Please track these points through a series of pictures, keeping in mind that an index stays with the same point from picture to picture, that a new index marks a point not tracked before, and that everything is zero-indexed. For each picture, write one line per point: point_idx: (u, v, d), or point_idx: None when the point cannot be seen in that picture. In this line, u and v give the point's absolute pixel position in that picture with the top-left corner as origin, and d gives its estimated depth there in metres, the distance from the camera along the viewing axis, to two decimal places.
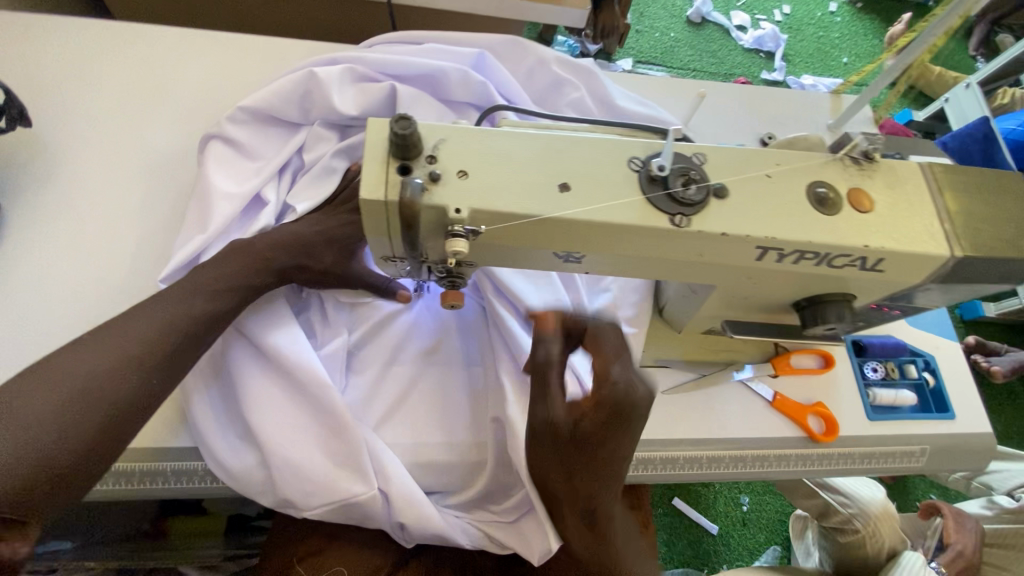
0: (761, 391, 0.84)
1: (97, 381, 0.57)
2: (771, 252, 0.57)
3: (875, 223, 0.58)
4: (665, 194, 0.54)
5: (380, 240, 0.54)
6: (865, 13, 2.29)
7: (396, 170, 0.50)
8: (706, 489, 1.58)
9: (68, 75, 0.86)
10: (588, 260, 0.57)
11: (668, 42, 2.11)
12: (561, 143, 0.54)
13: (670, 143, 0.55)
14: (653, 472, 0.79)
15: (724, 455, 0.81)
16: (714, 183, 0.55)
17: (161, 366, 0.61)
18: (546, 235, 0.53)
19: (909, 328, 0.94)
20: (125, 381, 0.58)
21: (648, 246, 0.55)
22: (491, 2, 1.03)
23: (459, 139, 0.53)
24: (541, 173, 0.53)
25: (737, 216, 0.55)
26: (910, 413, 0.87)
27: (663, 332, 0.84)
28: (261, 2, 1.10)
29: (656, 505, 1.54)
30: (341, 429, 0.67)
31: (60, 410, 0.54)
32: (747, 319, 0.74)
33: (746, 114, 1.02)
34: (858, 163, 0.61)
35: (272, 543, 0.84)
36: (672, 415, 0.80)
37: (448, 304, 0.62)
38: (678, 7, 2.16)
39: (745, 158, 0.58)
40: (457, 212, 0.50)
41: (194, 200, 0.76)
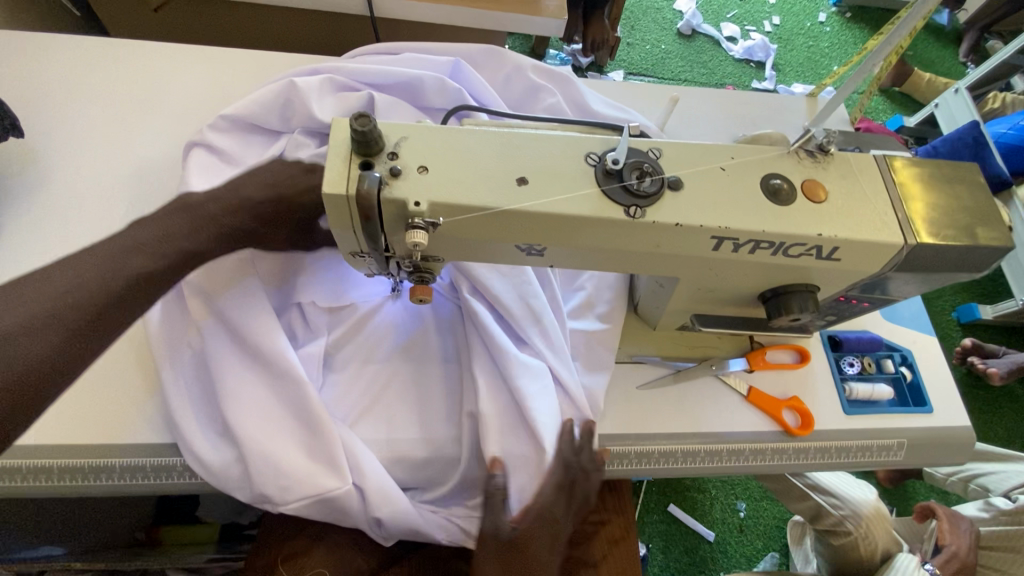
0: (736, 385, 0.84)
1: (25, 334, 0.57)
2: (727, 242, 0.58)
3: (829, 212, 0.59)
4: (620, 186, 0.55)
5: (346, 234, 0.56)
6: (854, 23, 2.35)
7: (358, 166, 0.53)
8: (702, 495, 1.57)
9: (63, 90, 0.90)
10: (550, 252, 0.59)
11: (659, 53, 2.15)
12: (519, 139, 0.56)
13: (626, 138, 0.57)
14: (629, 467, 0.79)
15: (699, 449, 0.81)
16: (669, 176, 0.57)
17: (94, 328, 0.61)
18: (506, 228, 0.55)
19: (888, 324, 0.95)
20: (54, 338, 0.58)
21: (606, 238, 0.57)
22: (473, 14, 1.06)
23: (421, 137, 0.55)
24: (498, 167, 0.55)
25: (692, 207, 0.57)
26: (888, 407, 0.88)
27: (638, 328, 0.86)
28: (253, 20, 1.14)
29: (652, 512, 1.53)
30: (317, 424, 0.69)
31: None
32: (716, 312, 0.76)
33: (722, 117, 1.04)
34: (813, 156, 0.63)
35: (255, 544, 0.85)
36: (648, 410, 0.81)
37: (416, 298, 0.63)
38: (668, 20, 2.22)
39: (700, 152, 0.60)
40: (416, 205, 0.53)
41: None
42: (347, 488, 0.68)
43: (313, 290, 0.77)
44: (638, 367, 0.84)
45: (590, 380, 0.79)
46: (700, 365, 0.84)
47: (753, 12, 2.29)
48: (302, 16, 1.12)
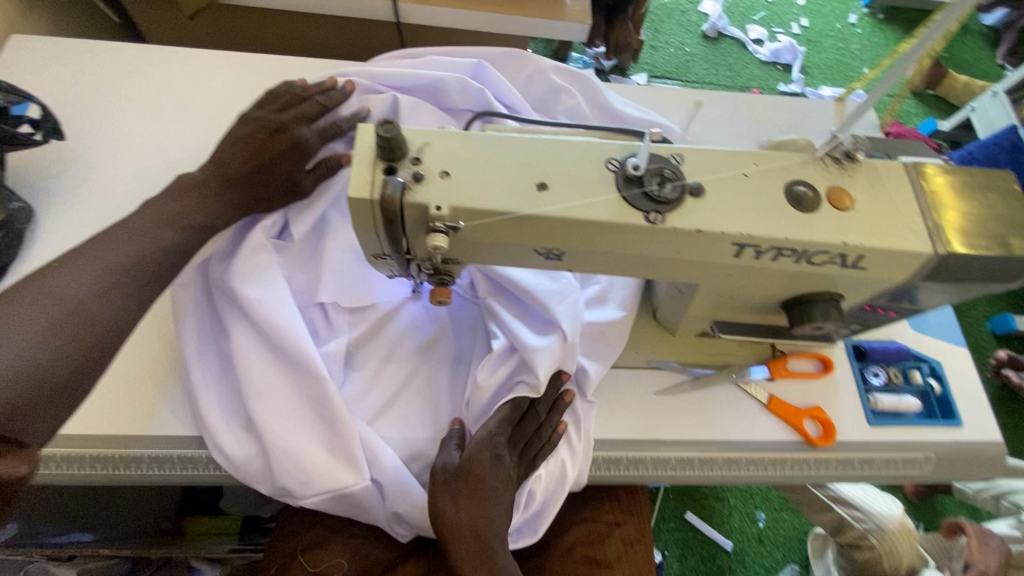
0: (756, 393, 0.83)
1: (83, 303, 0.58)
2: (748, 249, 0.58)
3: (854, 220, 0.58)
4: (641, 192, 0.55)
5: (369, 237, 0.58)
6: (886, 25, 2.30)
7: (382, 171, 0.54)
8: (720, 504, 1.54)
9: (103, 94, 0.94)
10: (569, 257, 0.59)
11: (683, 56, 2.13)
12: (539, 145, 0.57)
13: (647, 144, 0.57)
14: (645, 472, 0.79)
15: (717, 457, 0.80)
16: (691, 182, 0.57)
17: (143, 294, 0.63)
18: (524, 232, 0.56)
19: (916, 334, 0.92)
20: (110, 302, 0.60)
21: (625, 244, 0.57)
22: (496, 20, 1.07)
23: (443, 143, 0.56)
24: (519, 173, 0.55)
25: (713, 213, 0.56)
26: (914, 419, 0.86)
27: (657, 334, 0.85)
28: (283, 26, 1.17)
29: (669, 519, 1.52)
30: (338, 422, 0.70)
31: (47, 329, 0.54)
32: (737, 319, 0.75)
33: (746, 122, 1.03)
34: (839, 163, 0.62)
35: (274, 537, 0.86)
36: (665, 416, 0.81)
37: (436, 300, 0.64)
38: (693, 23, 2.20)
39: (723, 159, 0.60)
40: (437, 210, 0.53)
41: None
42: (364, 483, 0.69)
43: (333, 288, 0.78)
44: (656, 373, 0.84)
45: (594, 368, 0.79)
46: (719, 372, 0.83)
47: (781, 14, 2.25)
48: (330, 22, 1.14)
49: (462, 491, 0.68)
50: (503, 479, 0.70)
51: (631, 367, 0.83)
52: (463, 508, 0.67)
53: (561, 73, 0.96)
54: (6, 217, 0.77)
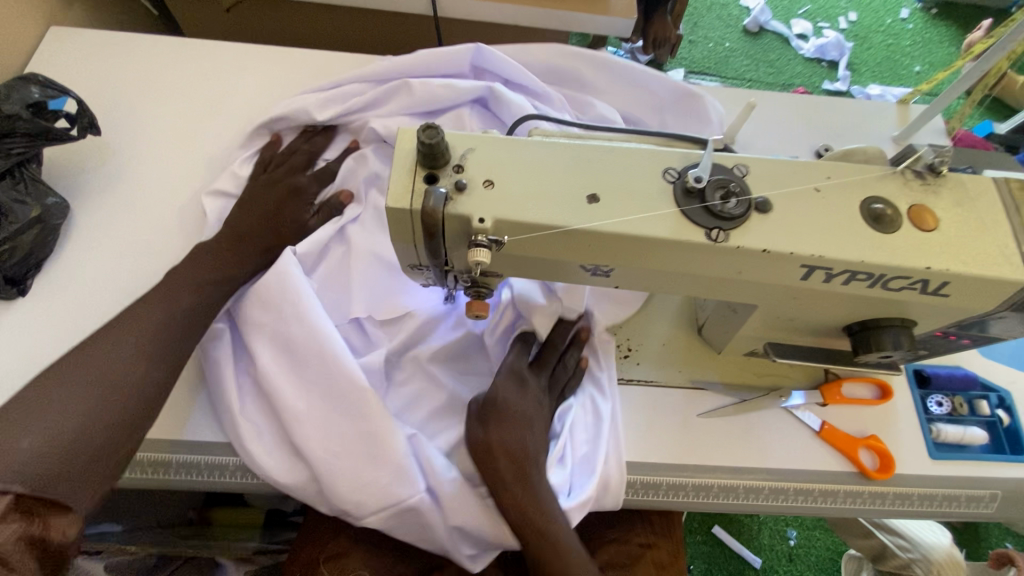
0: (807, 420, 0.78)
1: (116, 377, 0.65)
2: (818, 271, 0.53)
3: (939, 242, 0.53)
4: (702, 207, 0.51)
5: (406, 247, 0.54)
6: (941, 19, 2.16)
7: (423, 178, 0.50)
8: (749, 519, 1.48)
9: (138, 88, 0.93)
10: (618, 273, 0.55)
11: (723, 52, 2.04)
12: (590, 153, 0.53)
13: (709, 154, 0.52)
14: (685, 499, 0.74)
15: (762, 486, 0.75)
16: (757, 197, 0.52)
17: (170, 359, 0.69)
18: (572, 246, 0.52)
19: (983, 360, 0.85)
20: (140, 374, 0.66)
21: (681, 262, 0.53)
22: (536, 13, 1.03)
23: (487, 149, 0.52)
24: (569, 183, 0.51)
25: (781, 232, 0.51)
26: (981, 453, 0.79)
27: (701, 353, 0.81)
28: (316, 18, 1.14)
29: (694, 532, 1.46)
30: (382, 439, 0.67)
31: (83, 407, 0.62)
32: (793, 341, 0.70)
33: (801, 125, 0.96)
34: (922, 177, 0.55)
35: (298, 542, 0.85)
36: (708, 440, 0.76)
37: (472, 314, 0.60)
38: (734, 16, 2.10)
39: (792, 171, 0.54)
40: (480, 222, 0.50)
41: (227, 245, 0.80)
42: (421, 498, 0.66)
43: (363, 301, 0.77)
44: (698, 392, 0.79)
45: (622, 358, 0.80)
46: (766, 395, 0.78)
47: (828, 7, 2.14)
48: (364, 14, 1.11)
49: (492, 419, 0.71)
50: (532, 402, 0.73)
51: (672, 386, 0.79)
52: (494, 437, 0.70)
53: (569, 58, 0.93)
54: (42, 212, 0.75)
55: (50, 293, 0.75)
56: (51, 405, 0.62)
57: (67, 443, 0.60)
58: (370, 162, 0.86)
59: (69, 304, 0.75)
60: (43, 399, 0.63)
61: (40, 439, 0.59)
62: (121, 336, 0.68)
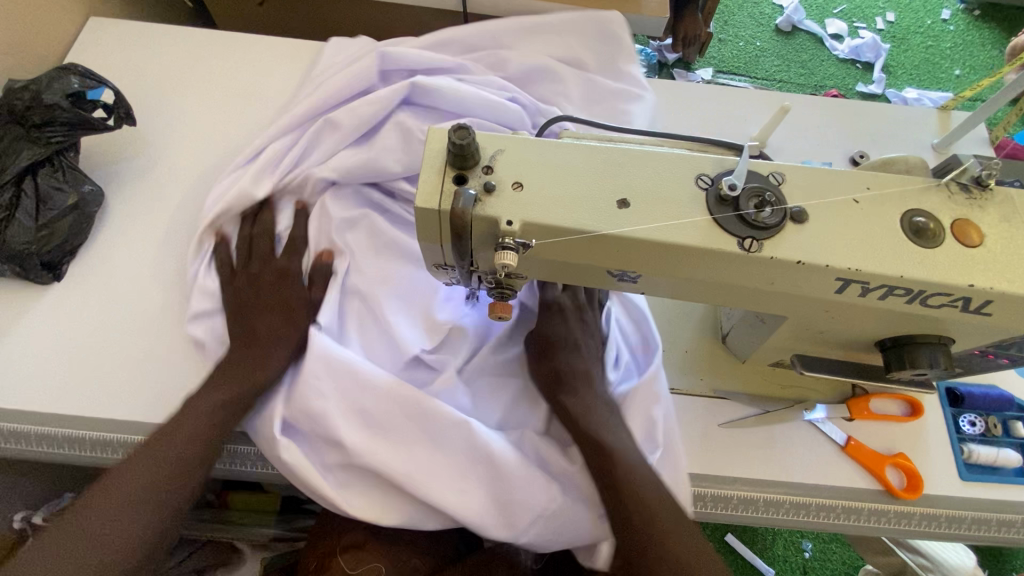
0: (832, 434, 0.76)
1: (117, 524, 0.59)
2: (854, 285, 0.51)
3: (984, 259, 0.50)
4: (736, 215, 0.50)
5: (433, 247, 0.54)
6: (984, 22, 2.08)
7: (452, 179, 0.50)
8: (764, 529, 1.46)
9: (172, 79, 0.94)
10: (645, 280, 0.54)
11: (753, 51, 1.99)
12: (622, 157, 0.52)
13: (744, 161, 0.51)
14: (702, 510, 0.73)
15: (782, 500, 0.74)
16: (793, 206, 0.51)
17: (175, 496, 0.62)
18: (600, 252, 0.51)
19: (1020, 379, 0.82)
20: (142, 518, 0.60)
21: (711, 271, 0.52)
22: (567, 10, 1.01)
23: (517, 151, 0.52)
24: (599, 187, 0.50)
25: (816, 243, 0.50)
26: (1015, 477, 0.75)
27: (726, 362, 0.80)
28: (346, 12, 1.15)
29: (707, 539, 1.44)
30: (497, 458, 0.66)
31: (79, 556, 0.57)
32: (821, 354, 0.68)
33: (836, 130, 0.93)
34: (968, 190, 0.53)
35: (315, 533, 0.86)
36: (729, 451, 0.75)
37: (495, 316, 0.60)
38: (767, 15, 2.05)
39: (830, 180, 0.53)
40: (508, 224, 0.49)
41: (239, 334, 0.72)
42: (559, 497, 0.67)
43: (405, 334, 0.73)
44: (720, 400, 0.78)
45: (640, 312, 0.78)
46: (789, 408, 0.77)
47: (864, 7, 2.07)
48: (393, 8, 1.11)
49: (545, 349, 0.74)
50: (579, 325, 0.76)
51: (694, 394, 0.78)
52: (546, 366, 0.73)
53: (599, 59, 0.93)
54: (79, 200, 0.77)
55: (84, 279, 0.77)
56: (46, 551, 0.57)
57: None
58: (332, 209, 0.79)
59: (102, 290, 0.77)
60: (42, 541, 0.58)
61: None
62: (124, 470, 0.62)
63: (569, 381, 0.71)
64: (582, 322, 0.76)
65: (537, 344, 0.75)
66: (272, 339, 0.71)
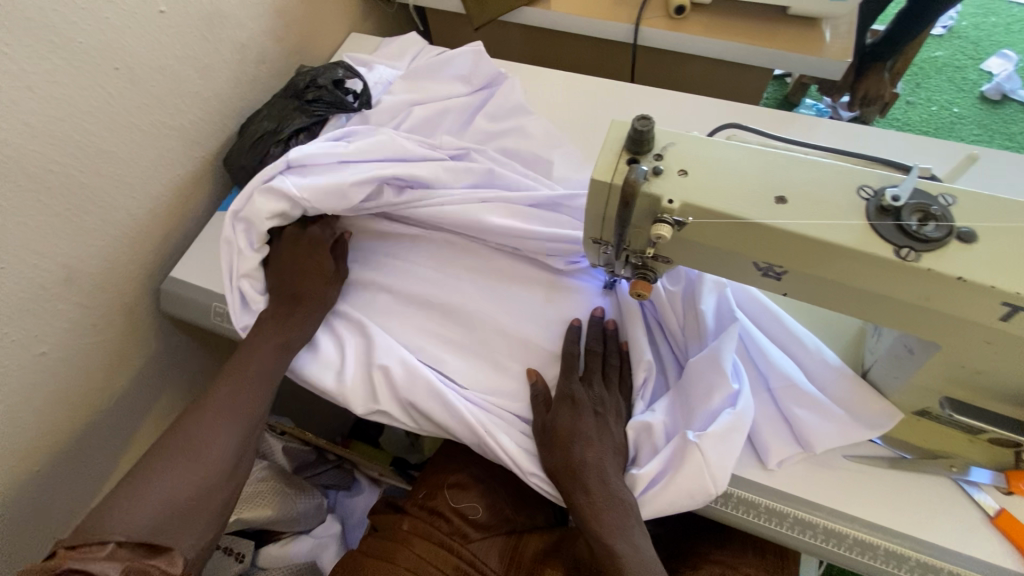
0: (982, 501, 0.69)
1: (238, 396, 0.76)
2: (1022, 313, 0.50)
3: None
4: (896, 225, 0.52)
5: (597, 218, 0.64)
6: None
7: (626, 160, 0.59)
8: None
9: None
10: (790, 279, 0.59)
11: (948, 117, 1.83)
12: (784, 161, 0.57)
13: (913, 176, 0.53)
14: (812, 541, 0.69)
15: (909, 555, 0.67)
16: (962, 227, 0.52)
17: (262, 369, 0.78)
18: (751, 240, 0.56)
19: None
20: (247, 382, 0.77)
21: (854, 274, 0.54)
22: (746, 49, 1.07)
23: (686, 145, 0.60)
24: (759, 185, 0.56)
25: (983, 262, 0.50)
26: None
27: (865, 398, 0.72)
28: (536, 40, 1.31)
29: None
30: (652, 429, 0.73)
31: (229, 406, 0.75)
32: (977, 402, 0.64)
33: None
34: None
35: (424, 474, 0.94)
36: (850, 491, 0.71)
37: (635, 293, 0.67)
38: (970, 81, 1.88)
39: (1010, 208, 0.52)
40: (669, 203, 0.57)
41: (360, 371, 0.82)
42: (717, 481, 0.68)
43: (540, 355, 0.82)
44: (837, 431, 0.72)
45: (748, 307, 0.80)
46: (934, 462, 0.71)
47: None
48: (581, 41, 1.26)
49: (550, 434, 0.74)
50: (593, 424, 0.74)
51: (775, 438, 0.73)
52: (541, 443, 0.75)
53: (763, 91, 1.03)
54: None
55: None
56: (212, 410, 0.75)
57: (212, 436, 0.72)
58: (437, 288, 0.87)
59: None
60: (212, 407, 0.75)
61: (218, 441, 0.72)
62: (238, 357, 0.79)
63: (571, 441, 0.72)
64: (592, 414, 0.75)
65: (542, 424, 0.76)
66: (319, 284, 0.84)
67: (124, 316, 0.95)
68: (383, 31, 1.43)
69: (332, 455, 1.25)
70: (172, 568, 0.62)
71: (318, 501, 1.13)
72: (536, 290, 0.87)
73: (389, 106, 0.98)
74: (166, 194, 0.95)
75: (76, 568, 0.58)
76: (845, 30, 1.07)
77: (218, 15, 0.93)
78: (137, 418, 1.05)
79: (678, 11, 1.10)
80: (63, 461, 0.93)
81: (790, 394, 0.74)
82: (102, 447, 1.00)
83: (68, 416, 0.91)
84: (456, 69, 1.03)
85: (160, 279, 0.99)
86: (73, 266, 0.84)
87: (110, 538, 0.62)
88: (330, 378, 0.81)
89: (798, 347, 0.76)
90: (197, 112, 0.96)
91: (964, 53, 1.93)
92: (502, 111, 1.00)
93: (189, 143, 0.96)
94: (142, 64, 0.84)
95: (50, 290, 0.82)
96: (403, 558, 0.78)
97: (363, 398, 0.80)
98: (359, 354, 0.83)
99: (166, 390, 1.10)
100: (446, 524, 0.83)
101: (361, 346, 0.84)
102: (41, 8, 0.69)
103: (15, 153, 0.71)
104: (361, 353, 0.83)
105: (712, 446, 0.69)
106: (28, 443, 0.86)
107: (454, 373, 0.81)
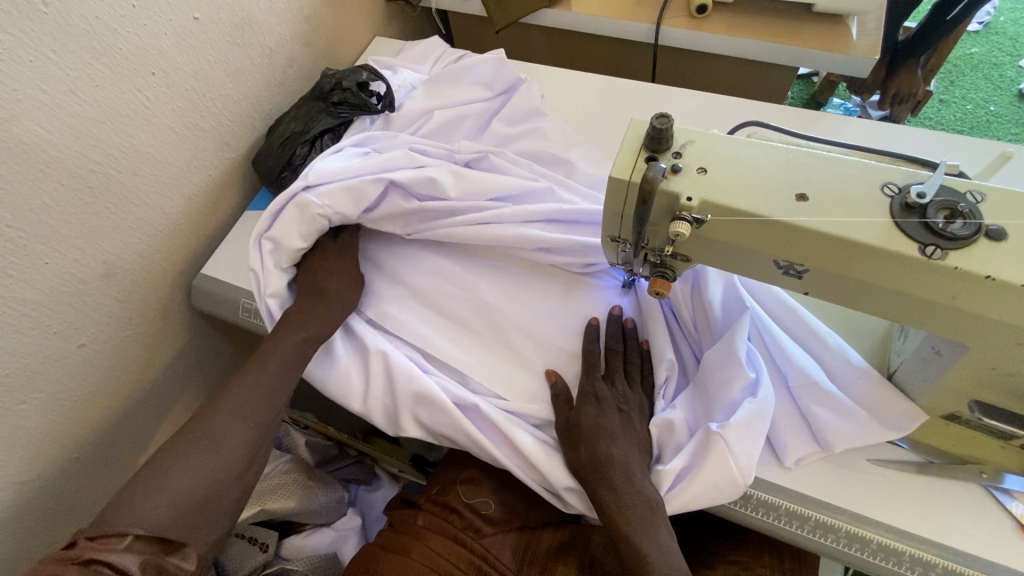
0: (1015, 509, 0.67)
1: (258, 393, 0.76)
2: None
3: None
4: (921, 223, 0.51)
5: (616, 215, 0.64)
6: None
7: (645, 158, 0.60)
8: None
9: None
10: (809, 276, 0.58)
11: (984, 116, 1.77)
12: (807, 159, 0.57)
13: (940, 172, 0.52)
14: (833, 545, 0.68)
15: (936, 561, 0.66)
16: (990, 225, 0.51)
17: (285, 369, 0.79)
18: (769, 237, 0.56)
19: None
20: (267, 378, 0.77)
21: (877, 273, 0.53)
22: (770, 47, 1.06)
23: (705, 142, 0.60)
24: (780, 183, 0.56)
25: (1014, 261, 0.49)
26: None
27: (894, 405, 0.70)
28: (557, 41, 1.32)
29: None
30: (671, 426, 0.73)
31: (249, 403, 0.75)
32: (1010, 407, 0.62)
33: None
34: None
35: (440, 469, 0.95)
36: (874, 496, 0.70)
37: (652, 290, 0.68)
38: (1008, 79, 1.82)
39: None
40: (688, 200, 0.57)
41: (383, 395, 0.82)
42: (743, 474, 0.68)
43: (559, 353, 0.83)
44: (860, 433, 0.70)
45: (770, 303, 0.79)
46: (963, 468, 0.69)
47: None
48: (602, 42, 1.26)
49: (574, 432, 0.74)
50: (617, 422, 0.74)
51: (796, 437, 0.72)
52: (565, 441, 0.75)
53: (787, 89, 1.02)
54: None
55: None
56: (231, 406, 0.74)
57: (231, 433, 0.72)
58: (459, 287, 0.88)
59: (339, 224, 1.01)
60: (231, 404, 0.75)
61: (236, 437, 0.72)
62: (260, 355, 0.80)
63: (596, 438, 0.72)
64: (616, 411, 0.75)
65: (565, 422, 0.76)
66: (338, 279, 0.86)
67: (158, 310, 0.99)
68: (408, 34, 1.46)
69: (354, 450, 1.28)
70: (188, 562, 0.62)
71: (340, 494, 1.15)
72: (554, 290, 0.87)
73: (412, 110, 1.01)
74: (198, 193, 0.99)
75: (99, 557, 0.57)
76: (873, 27, 1.05)
77: (248, 21, 0.96)
78: (167, 409, 1.09)
79: (700, 10, 1.09)
80: (98, 447, 0.97)
81: (816, 393, 0.72)
82: (134, 437, 1.04)
83: (104, 406, 0.95)
84: (478, 75, 1.04)
85: (190, 275, 1.03)
86: (112, 262, 0.88)
87: (131, 531, 0.61)
88: (354, 397, 0.82)
89: (819, 345, 0.75)
90: (228, 115, 0.99)
91: (1001, 50, 1.87)
92: (518, 115, 1.02)
93: (219, 144, 1.00)
94: (177, 69, 0.87)
95: (91, 285, 0.86)
96: (417, 553, 0.79)
97: (394, 423, 0.82)
98: (379, 374, 0.82)
99: (195, 383, 1.14)
100: (458, 518, 0.84)
101: (380, 366, 0.82)
102: (84, 17, 0.73)
103: (59, 154, 0.75)
104: (379, 377, 0.82)
105: (736, 436, 0.68)
106: (67, 430, 0.90)
107: (472, 373, 0.82)
